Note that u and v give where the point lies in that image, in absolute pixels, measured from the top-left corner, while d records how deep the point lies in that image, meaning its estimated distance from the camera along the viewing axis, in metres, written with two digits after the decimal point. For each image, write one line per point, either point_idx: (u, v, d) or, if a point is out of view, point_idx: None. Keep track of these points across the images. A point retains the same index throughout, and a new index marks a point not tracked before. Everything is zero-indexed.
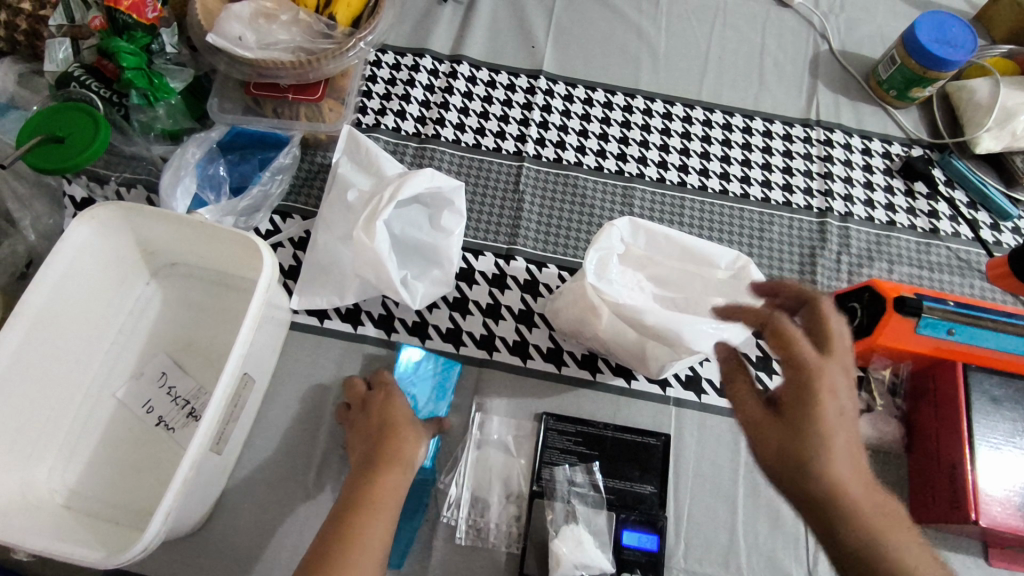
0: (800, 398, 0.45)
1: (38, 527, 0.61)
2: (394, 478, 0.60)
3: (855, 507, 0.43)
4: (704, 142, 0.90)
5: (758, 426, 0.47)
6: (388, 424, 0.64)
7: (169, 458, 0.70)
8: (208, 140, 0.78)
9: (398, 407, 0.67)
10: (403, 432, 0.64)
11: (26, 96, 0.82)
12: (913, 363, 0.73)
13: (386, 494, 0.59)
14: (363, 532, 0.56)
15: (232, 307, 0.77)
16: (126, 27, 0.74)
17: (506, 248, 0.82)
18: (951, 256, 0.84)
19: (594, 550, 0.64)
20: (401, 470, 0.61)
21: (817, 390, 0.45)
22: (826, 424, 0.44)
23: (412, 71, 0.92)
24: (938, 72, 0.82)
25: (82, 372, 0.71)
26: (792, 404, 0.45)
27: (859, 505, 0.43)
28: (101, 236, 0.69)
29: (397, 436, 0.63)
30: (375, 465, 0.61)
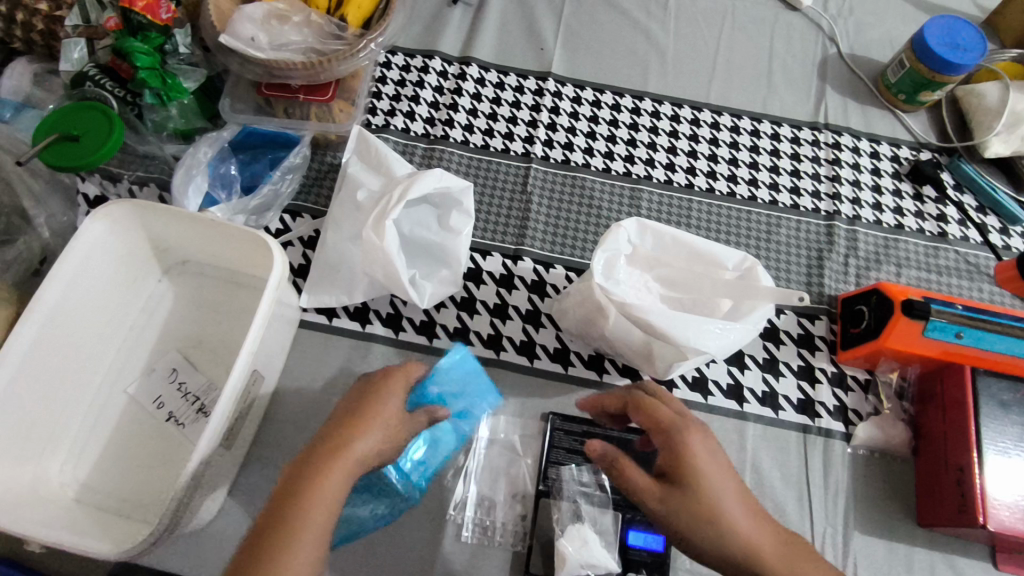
0: (691, 482, 0.51)
1: (50, 520, 0.62)
2: (345, 473, 0.50)
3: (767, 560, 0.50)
4: (711, 145, 0.90)
5: (654, 504, 0.53)
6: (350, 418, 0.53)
7: (179, 453, 0.71)
8: (220, 139, 0.79)
9: (371, 407, 0.54)
10: (372, 432, 0.52)
11: (41, 96, 0.84)
12: (920, 366, 0.73)
13: (319, 494, 0.48)
14: (292, 531, 0.46)
15: (243, 305, 0.77)
16: (141, 27, 0.76)
17: (514, 249, 0.82)
18: (959, 260, 0.84)
19: (600, 550, 0.64)
20: (361, 464, 0.51)
21: (703, 471, 0.52)
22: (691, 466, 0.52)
23: (421, 72, 0.92)
24: (947, 76, 0.82)
25: (94, 368, 0.72)
26: (688, 481, 0.51)
27: (768, 552, 0.50)
28: (113, 234, 0.70)
29: (354, 432, 0.52)
30: (324, 455, 0.50)
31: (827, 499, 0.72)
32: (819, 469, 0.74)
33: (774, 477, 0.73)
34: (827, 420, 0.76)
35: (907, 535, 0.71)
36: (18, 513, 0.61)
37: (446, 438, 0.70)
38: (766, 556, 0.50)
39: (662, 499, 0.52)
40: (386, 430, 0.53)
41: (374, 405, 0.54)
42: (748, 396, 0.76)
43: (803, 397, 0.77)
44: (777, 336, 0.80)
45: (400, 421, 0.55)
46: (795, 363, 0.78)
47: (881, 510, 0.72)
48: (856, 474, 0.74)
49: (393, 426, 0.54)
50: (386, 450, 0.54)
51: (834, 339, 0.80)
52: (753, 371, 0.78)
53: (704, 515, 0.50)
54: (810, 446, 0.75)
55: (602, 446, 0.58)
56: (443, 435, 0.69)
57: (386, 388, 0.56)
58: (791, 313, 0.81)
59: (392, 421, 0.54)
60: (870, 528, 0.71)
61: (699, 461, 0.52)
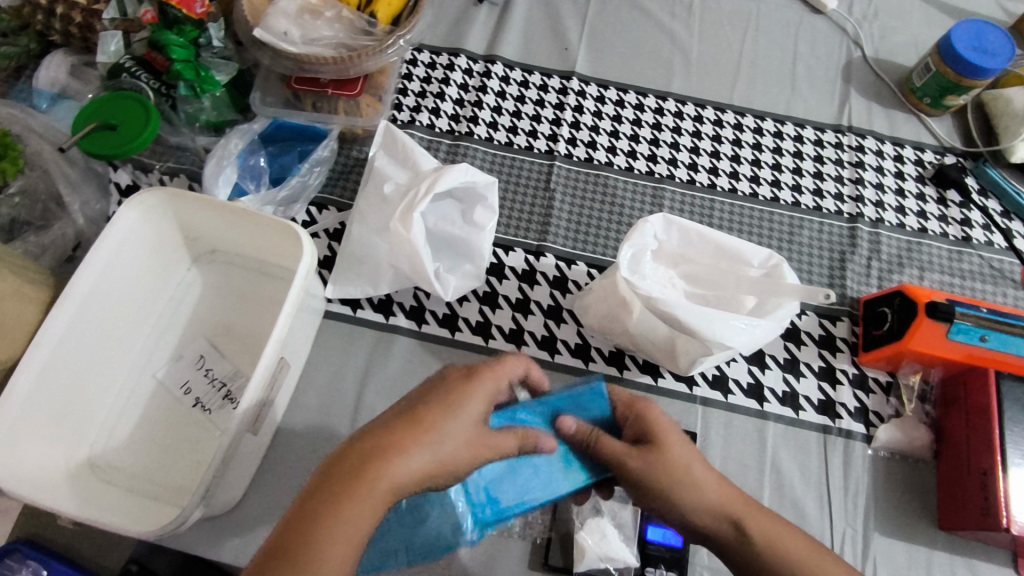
0: (661, 436, 0.52)
1: (81, 499, 0.63)
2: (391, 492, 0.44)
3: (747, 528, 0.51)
4: (734, 146, 0.91)
5: (636, 469, 0.51)
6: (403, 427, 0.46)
7: (204, 438, 0.72)
8: (250, 131, 0.81)
9: (437, 426, 0.46)
10: (433, 455, 0.45)
11: (78, 87, 0.86)
12: (943, 369, 0.73)
13: (345, 516, 0.42)
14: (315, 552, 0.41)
15: (269, 294, 0.78)
16: (177, 20, 0.79)
17: (536, 245, 0.83)
18: (983, 265, 0.84)
19: (619, 543, 0.65)
20: (409, 488, 0.45)
21: (666, 425, 0.53)
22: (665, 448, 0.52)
23: (447, 70, 0.93)
24: (974, 80, 0.81)
25: (125, 353, 0.74)
26: (662, 435, 0.52)
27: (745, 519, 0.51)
28: (147, 221, 0.72)
29: (400, 453, 0.45)
30: (359, 473, 0.44)
31: (846, 500, 0.72)
32: (839, 470, 0.73)
33: (794, 477, 0.73)
34: (847, 421, 0.76)
35: (928, 538, 0.71)
36: (51, 492, 0.62)
37: (502, 490, 0.53)
38: (738, 516, 0.51)
39: (643, 463, 0.51)
40: (437, 448, 0.46)
41: (437, 416, 0.47)
42: (769, 396, 0.77)
43: (824, 398, 0.77)
44: (798, 336, 0.80)
45: (475, 443, 0.47)
46: (816, 364, 0.78)
47: (901, 512, 0.72)
48: (876, 476, 0.73)
49: (465, 449, 0.47)
50: (452, 473, 0.46)
51: (855, 341, 0.80)
52: (774, 371, 0.78)
53: (680, 466, 0.51)
54: (830, 446, 0.74)
55: (572, 421, 0.53)
56: (502, 480, 0.53)
57: (466, 396, 0.48)
58: (813, 314, 0.81)
59: (462, 442, 0.47)
60: (890, 529, 0.71)
61: (659, 417, 0.53)
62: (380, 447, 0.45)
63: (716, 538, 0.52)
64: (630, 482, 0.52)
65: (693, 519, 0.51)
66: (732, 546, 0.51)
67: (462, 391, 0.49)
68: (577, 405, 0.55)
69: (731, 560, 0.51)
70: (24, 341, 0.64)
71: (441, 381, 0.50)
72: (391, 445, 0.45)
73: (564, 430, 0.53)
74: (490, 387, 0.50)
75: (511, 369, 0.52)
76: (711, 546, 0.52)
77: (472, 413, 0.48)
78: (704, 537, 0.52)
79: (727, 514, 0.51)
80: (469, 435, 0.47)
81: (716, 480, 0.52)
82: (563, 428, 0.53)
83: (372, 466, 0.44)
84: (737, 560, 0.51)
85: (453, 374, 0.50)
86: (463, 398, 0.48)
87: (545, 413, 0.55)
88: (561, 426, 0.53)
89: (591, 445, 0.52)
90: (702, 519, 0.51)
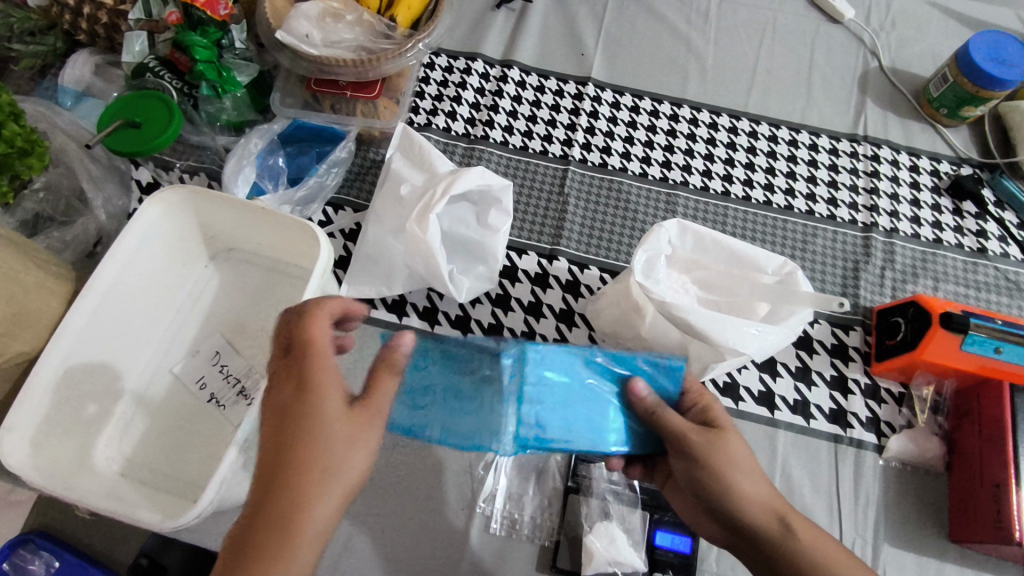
0: (722, 425, 0.56)
1: (97, 490, 0.64)
2: (316, 522, 0.44)
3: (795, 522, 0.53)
4: (749, 153, 0.91)
5: (699, 445, 0.54)
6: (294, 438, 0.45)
7: (218, 433, 0.73)
8: (270, 131, 0.82)
9: (315, 441, 0.45)
10: (331, 468, 0.45)
11: (101, 85, 0.88)
12: (957, 381, 0.73)
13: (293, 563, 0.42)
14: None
15: (285, 293, 0.79)
16: (201, 22, 0.80)
17: (549, 248, 0.83)
18: (999, 277, 0.83)
19: (627, 548, 0.65)
20: (336, 507, 0.45)
21: (725, 416, 0.57)
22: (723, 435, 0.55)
23: (463, 74, 0.94)
24: (992, 91, 0.81)
25: (141, 347, 0.75)
26: (724, 422, 0.57)
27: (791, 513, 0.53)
28: (167, 218, 0.73)
29: (302, 485, 0.44)
30: (276, 526, 0.43)
31: (857, 510, 0.72)
32: (850, 480, 0.73)
33: (804, 486, 0.73)
34: (859, 431, 0.75)
35: (939, 550, 0.70)
36: (69, 482, 0.63)
37: (552, 427, 0.53)
38: (784, 511, 0.53)
39: (705, 440, 0.54)
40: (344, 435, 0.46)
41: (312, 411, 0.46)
42: (780, 404, 0.76)
43: (836, 407, 0.76)
44: (810, 345, 0.80)
45: (360, 423, 0.47)
46: (828, 373, 0.78)
47: (912, 524, 0.71)
48: (888, 487, 0.73)
49: (351, 433, 0.47)
50: (360, 459, 0.47)
51: (867, 350, 0.80)
52: (785, 380, 0.78)
53: (738, 454, 0.55)
54: (841, 456, 0.74)
55: (644, 386, 0.55)
56: (556, 415, 0.54)
57: (314, 393, 0.47)
58: (825, 323, 0.81)
59: (344, 429, 0.46)
60: (901, 541, 0.71)
61: (720, 410, 0.58)
62: (277, 492, 0.44)
63: (762, 534, 0.53)
64: (689, 460, 0.54)
65: (745, 509, 0.53)
66: (777, 542, 0.52)
67: (305, 391, 0.47)
68: (653, 376, 0.57)
69: (774, 560, 0.52)
70: (47, 333, 0.65)
71: (281, 398, 0.47)
72: (287, 480, 0.44)
73: (633, 392, 0.55)
74: (321, 364, 0.48)
75: (324, 335, 0.50)
76: (755, 544, 0.53)
77: (331, 406, 0.47)
78: (748, 533, 0.53)
79: (775, 510, 0.53)
80: (343, 420, 0.47)
81: (765, 481, 0.55)
82: (632, 389, 0.55)
83: (285, 510, 0.43)
84: (780, 557, 0.52)
85: (290, 377, 0.48)
86: (313, 396, 0.47)
87: (620, 370, 0.57)
88: (632, 387, 0.55)
89: (653, 417, 0.54)
90: (751, 510, 0.53)
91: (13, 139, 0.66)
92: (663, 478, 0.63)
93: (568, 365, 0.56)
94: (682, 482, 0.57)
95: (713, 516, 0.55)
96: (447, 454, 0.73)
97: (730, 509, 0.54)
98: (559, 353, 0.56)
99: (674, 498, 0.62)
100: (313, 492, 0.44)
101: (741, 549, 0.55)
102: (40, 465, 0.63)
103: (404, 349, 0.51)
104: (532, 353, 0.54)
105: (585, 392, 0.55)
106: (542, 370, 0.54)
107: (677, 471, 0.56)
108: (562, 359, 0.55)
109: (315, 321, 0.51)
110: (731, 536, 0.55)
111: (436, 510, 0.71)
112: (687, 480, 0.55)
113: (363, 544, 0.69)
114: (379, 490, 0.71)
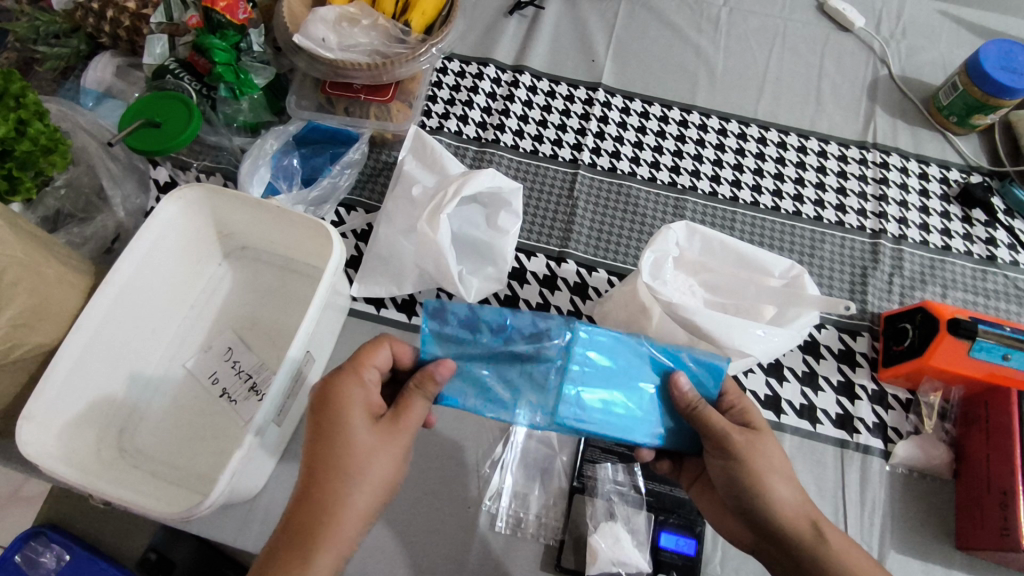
0: (760, 428, 0.57)
1: (110, 481, 0.65)
2: (338, 534, 0.49)
3: (827, 528, 0.53)
4: (757, 159, 0.91)
5: (740, 444, 0.54)
6: (332, 440, 0.51)
7: (229, 427, 0.74)
8: (285, 133, 0.84)
9: (335, 456, 0.51)
10: (352, 482, 0.50)
11: (122, 87, 0.90)
12: (965, 388, 0.72)
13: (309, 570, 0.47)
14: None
15: (296, 291, 0.81)
16: (220, 26, 0.81)
17: (558, 251, 0.84)
18: (1008, 285, 0.83)
19: (632, 549, 0.66)
20: (355, 521, 0.50)
21: (761, 420, 0.58)
22: (762, 438, 0.56)
23: (476, 78, 0.96)
24: (1001, 99, 0.81)
25: (156, 343, 0.76)
26: (761, 425, 0.57)
27: (823, 520, 0.54)
28: (184, 216, 0.75)
29: (324, 497, 0.50)
30: (300, 535, 0.48)
31: (862, 515, 0.72)
32: (856, 486, 0.73)
33: (809, 491, 0.73)
34: (865, 436, 0.75)
35: (945, 558, 0.70)
36: (84, 473, 0.64)
37: (589, 406, 0.56)
38: (816, 517, 0.54)
39: (745, 439, 0.55)
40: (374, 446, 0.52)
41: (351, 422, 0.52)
42: (786, 408, 0.77)
43: (842, 412, 0.77)
44: (817, 350, 0.80)
45: (381, 441, 0.53)
46: (835, 379, 0.78)
47: (918, 531, 0.71)
48: (894, 492, 0.73)
49: (369, 449, 0.52)
50: (379, 476, 0.52)
51: (875, 356, 0.80)
52: (791, 384, 0.78)
53: (775, 457, 0.55)
54: (848, 461, 0.74)
55: (686, 381, 0.56)
56: (595, 398, 0.57)
57: (344, 412, 0.52)
58: (833, 328, 0.81)
59: (365, 449, 0.52)
60: (907, 548, 0.70)
61: (755, 413, 0.59)
62: (305, 501, 0.50)
63: (794, 536, 0.53)
64: (728, 457, 0.55)
65: (779, 511, 0.54)
66: (808, 544, 0.53)
67: (336, 407, 0.53)
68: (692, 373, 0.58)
69: (803, 563, 0.53)
70: (67, 325, 0.67)
71: (318, 410, 0.53)
72: (315, 493, 0.50)
73: (676, 386, 0.56)
74: (359, 385, 0.54)
75: (379, 358, 0.56)
76: (785, 545, 0.54)
77: (357, 424, 0.52)
78: (779, 535, 0.54)
79: (807, 514, 0.54)
80: (366, 438, 0.52)
81: (795, 485, 0.56)
82: (676, 383, 0.56)
83: (311, 519, 0.49)
84: (810, 560, 0.52)
85: (325, 392, 0.54)
86: (343, 415, 0.52)
87: (665, 363, 0.58)
88: (674, 381, 0.56)
89: (694, 412, 0.55)
90: (784, 512, 0.54)
91: (36, 137, 0.68)
92: (691, 479, 0.63)
93: (615, 351, 0.58)
94: (717, 481, 0.57)
95: (746, 516, 0.56)
96: (455, 453, 0.74)
97: (764, 509, 0.54)
98: (607, 337, 0.58)
99: (702, 499, 0.62)
100: (335, 506, 0.50)
101: (769, 550, 0.56)
102: (56, 456, 0.64)
103: (440, 376, 0.54)
104: (582, 332, 0.57)
105: (628, 381, 0.58)
106: (588, 349, 0.58)
107: (713, 469, 0.57)
108: (610, 345, 0.58)
109: (371, 350, 0.56)
110: (761, 537, 0.55)
111: (441, 508, 0.71)
112: (723, 479, 0.56)
113: (369, 540, 0.69)
114: None
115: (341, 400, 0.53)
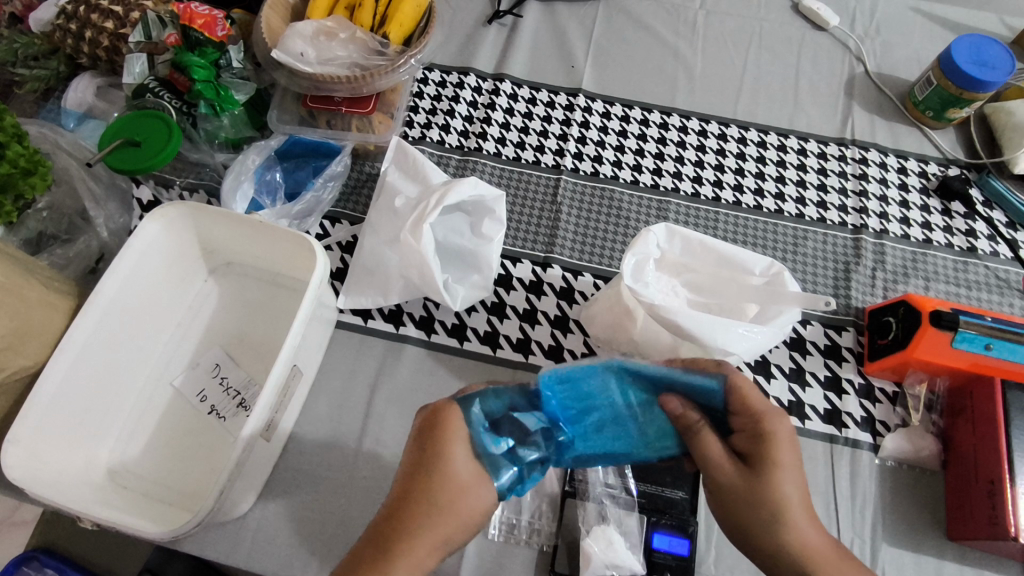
0: (771, 458, 0.51)
1: (96, 501, 0.65)
2: (416, 558, 0.48)
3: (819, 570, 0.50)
4: (738, 159, 0.92)
5: (724, 477, 0.52)
6: (435, 466, 0.50)
7: (219, 444, 0.73)
8: (267, 148, 0.84)
9: (435, 482, 0.50)
10: (442, 505, 0.49)
11: (103, 106, 0.90)
12: (949, 379, 0.73)
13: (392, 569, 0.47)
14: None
15: (283, 305, 0.80)
16: (199, 43, 0.83)
17: (543, 256, 0.85)
18: (989, 275, 0.84)
19: (625, 551, 0.65)
20: (434, 540, 0.49)
21: (777, 447, 0.52)
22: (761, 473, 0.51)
23: (456, 88, 0.96)
24: (975, 93, 0.83)
25: (141, 362, 0.76)
26: (770, 455, 0.51)
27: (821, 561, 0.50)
28: (168, 233, 0.75)
29: (424, 512, 0.49)
30: (383, 549, 0.48)
31: (854, 509, 0.72)
32: (846, 480, 0.73)
33: None
34: (854, 430, 0.76)
35: (938, 549, 0.70)
36: (81, 498, 0.64)
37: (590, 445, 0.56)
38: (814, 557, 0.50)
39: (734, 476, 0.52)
40: (474, 482, 0.51)
41: (447, 449, 0.51)
42: (775, 405, 0.77)
43: (830, 408, 0.77)
44: (804, 346, 0.80)
45: (471, 476, 0.51)
46: (822, 374, 0.79)
47: (910, 522, 0.72)
48: (884, 485, 0.73)
49: (466, 479, 0.51)
50: (475, 508, 0.50)
51: (860, 351, 0.80)
52: (779, 381, 0.78)
53: (775, 493, 0.51)
54: (837, 455, 0.75)
55: (677, 403, 0.53)
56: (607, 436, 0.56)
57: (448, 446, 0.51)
58: (818, 324, 0.81)
59: (451, 473, 0.50)
60: (900, 540, 0.71)
61: (782, 449, 0.52)
62: (400, 515, 0.50)
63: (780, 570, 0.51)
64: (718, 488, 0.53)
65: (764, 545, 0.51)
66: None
67: (441, 432, 0.52)
68: (689, 388, 0.55)
69: None
70: (50, 348, 0.67)
71: (432, 423, 0.53)
72: (407, 504, 0.50)
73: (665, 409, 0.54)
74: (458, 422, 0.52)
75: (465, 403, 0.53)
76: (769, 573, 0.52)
77: (460, 451, 0.51)
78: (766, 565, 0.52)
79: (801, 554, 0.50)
80: (466, 469, 0.51)
81: (807, 521, 0.51)
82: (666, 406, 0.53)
83: (405, 535, 0.48)
84: None
85: (442, 409, 0.53)
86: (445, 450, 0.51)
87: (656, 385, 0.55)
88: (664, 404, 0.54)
89: (690, 433, 0.53)
90: (775, 551, 0.51)
91: (15, 159, 0.67)
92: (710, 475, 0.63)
93: (598, 383, 0.56)
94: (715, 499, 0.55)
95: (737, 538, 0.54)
96: None
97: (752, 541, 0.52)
98: (578, 376, 0.56)
99: None
100: (423, 526, 0.49)
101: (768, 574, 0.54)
102: (43, 479, 0.63)
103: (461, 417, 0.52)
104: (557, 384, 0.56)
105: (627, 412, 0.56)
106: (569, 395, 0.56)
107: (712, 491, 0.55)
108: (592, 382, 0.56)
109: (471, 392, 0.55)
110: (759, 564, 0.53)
111: None
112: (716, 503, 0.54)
113: None
114: (376, 496, 0.72)
115: (443, 435, 0.51)
